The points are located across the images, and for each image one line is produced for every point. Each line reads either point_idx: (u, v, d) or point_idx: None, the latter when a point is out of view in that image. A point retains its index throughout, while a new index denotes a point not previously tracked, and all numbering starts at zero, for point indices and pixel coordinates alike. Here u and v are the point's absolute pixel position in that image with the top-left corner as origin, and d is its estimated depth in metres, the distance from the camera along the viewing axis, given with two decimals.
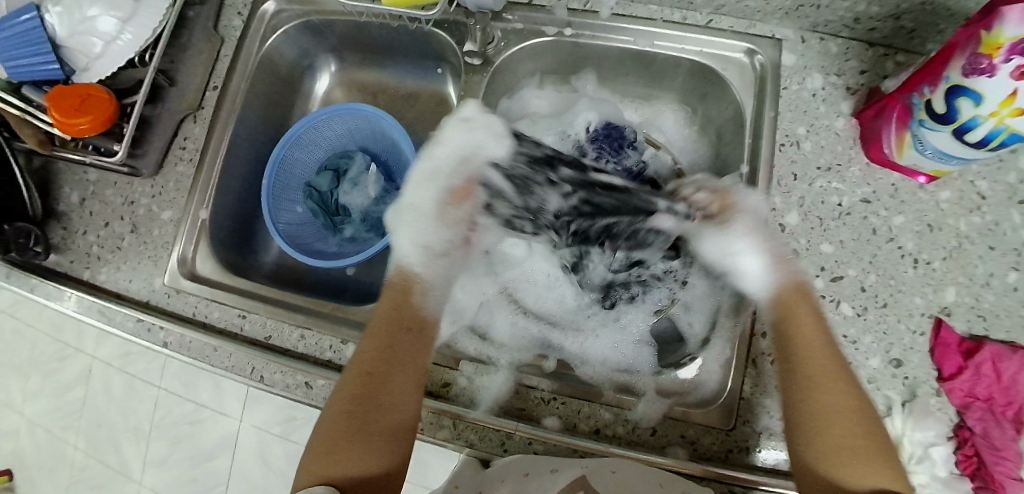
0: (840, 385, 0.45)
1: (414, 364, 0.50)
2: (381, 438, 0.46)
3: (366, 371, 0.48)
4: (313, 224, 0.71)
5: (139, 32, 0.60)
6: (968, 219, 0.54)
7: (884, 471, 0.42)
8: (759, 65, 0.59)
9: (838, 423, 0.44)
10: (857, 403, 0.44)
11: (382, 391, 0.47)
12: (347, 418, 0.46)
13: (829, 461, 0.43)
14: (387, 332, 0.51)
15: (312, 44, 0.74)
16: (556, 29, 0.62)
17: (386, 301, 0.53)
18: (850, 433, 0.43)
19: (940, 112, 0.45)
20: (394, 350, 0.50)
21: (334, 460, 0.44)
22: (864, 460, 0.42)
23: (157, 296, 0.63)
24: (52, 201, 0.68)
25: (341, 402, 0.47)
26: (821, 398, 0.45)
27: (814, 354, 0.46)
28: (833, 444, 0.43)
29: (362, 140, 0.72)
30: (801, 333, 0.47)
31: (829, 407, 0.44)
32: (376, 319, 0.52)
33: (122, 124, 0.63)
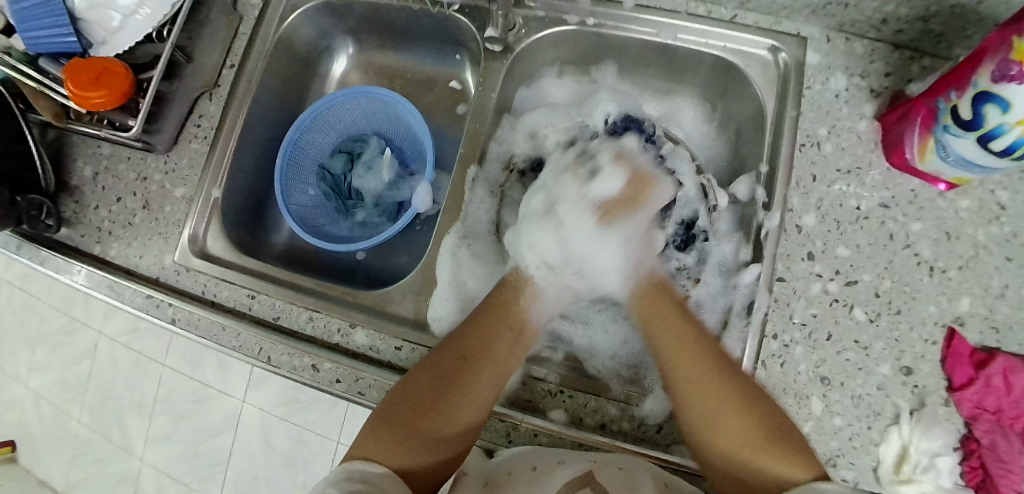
0: (702, 379, 0.46)
1: (505, 364, 0.50)
2: (451, 430, 0.46)
3: (459, 356, 0.49)
4: (324, 207, 0.71)
5: (158, 7, 0.59)
6: (986, 228, 0.54)
7: (792, 456, 0.41)
8: (782, 63, 0.58)
9: (717, 421, 0.45)
10: (743, 391, 0.45)
11: (466, 380, 0.48)
12: (430, 403, 0.46)
13: (744, 453, 0.43)
14: (489, 327, 0.51)
15: (330, 26, 0.73)
16: (577, 19, 0.61)
17: (495, 297, 0.54)
18: (738, 426, 0.44)
19: (966, 119, 0.45)
20: (489, 346, 0.50)
21: (404, 441, 0.44)
22: (771, 451, 0.42)
23: (167, 273, 0.63)
24: (66, 175, 0.68)
25: (422, 384, 0.47)
26: (692, 404, 0.46)
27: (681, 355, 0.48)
28: (729, 439, 0.44)
29: (377, 124, 0.72)
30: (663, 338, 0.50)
31: (702, 400, 0.46)
32: (478, 313, 0.53)
33: (137, 99, 0.63)
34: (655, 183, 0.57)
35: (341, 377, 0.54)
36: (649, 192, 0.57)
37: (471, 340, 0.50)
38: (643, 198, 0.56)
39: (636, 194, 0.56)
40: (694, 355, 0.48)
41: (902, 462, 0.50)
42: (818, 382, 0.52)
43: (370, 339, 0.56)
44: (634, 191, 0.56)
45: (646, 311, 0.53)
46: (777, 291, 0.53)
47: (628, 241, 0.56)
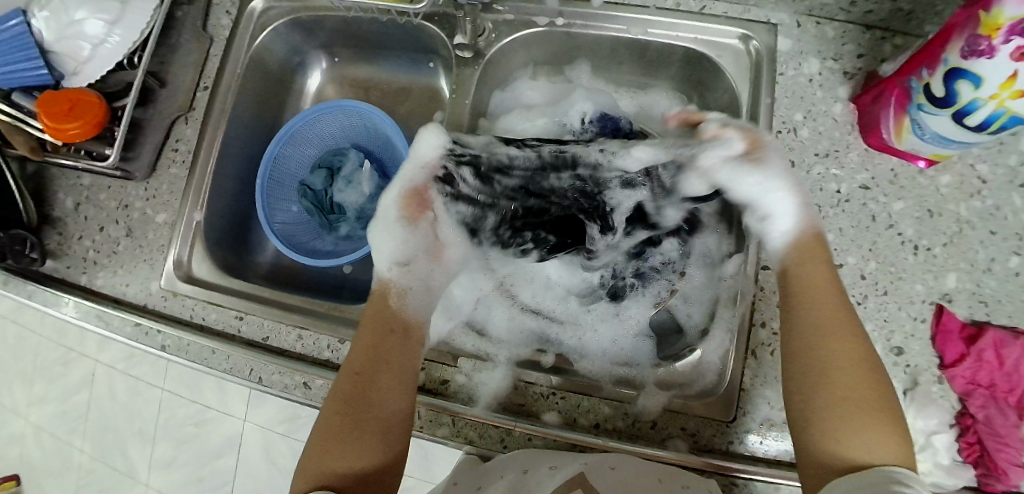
0: (850, 344, 0.43)
1: (405, 362, 0.48)
2: (376, 437, 0.45)
3: (355, 368, 0.47)
4: (307, 223, 0.71)
5: (127, 34, 0.60)
6: (968, 203, 0.54)
7: (892, 439, 0.39)
8: (754, 51, 0.58)
9: (832, 391, 0.41)
10: (869, 366, 0.42)
11: (379, 384, 0.46)
12: (343, 416, 0.45)
13: (835, 428, 0.40)
14: (374, 330, 0.49)
15: (303, 42, 0.73)
16: (547, 20, 0.61)
17: (371, 307, 0.52)
18: (843, 401, 0.41)
19: (939, 96, 0.45)
20: (382, 348, 0.48)
21: (329, 458, 0.43)
22: (856, 425, 0.40)
23: (154, 299, 0.63)
24: (47, 206, 0.68)
25: (337, 398, 0.46)
26: (823, 358, 0.43)
27: (837, 323, 0.44)
28: (829, 416, 0.41)
29: (355, 137, 0.72)
30: (810, 294, 0.45)
31: (845, 359, 0.42)
32: (363, 323, 0.51)
33: (112, 127, 0.63)
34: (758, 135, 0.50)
35: None
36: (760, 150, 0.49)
37: (364, 353, 0.48)
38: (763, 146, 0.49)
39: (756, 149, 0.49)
40: (846, 325, 0.43)
41: None
42: None
43: None
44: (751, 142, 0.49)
45: (800, 266, 0.47)
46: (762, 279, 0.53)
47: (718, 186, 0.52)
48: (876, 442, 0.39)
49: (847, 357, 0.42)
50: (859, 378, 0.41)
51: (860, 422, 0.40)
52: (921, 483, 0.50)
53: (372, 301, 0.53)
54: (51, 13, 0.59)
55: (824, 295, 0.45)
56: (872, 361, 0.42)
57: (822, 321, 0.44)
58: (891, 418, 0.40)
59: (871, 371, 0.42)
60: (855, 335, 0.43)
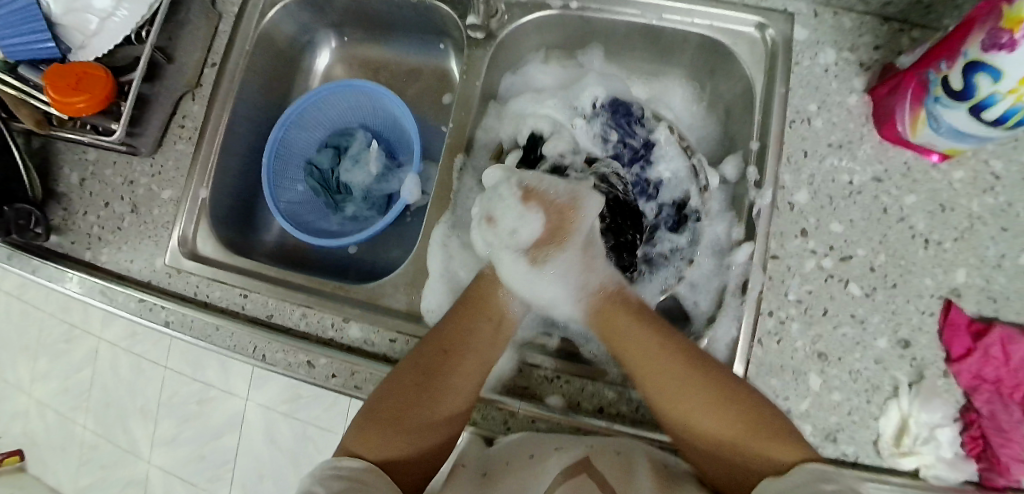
0: (669, 371, 0.46)
1: (485, 357, 0.51)
2: (439, 421, 0.47)
3: (441, 348, 0.49)
4: (313, 203, 0.70)
5: (135, 7, 0.59)
6: (981, 199, 0.53)
7: (780, 442, 0.42)
8: (770, 39, 0.57)
9: (701, 413, 0.45)
10: (720, 387, 0.45)
11: (455, 373, 0.48)
12: (414, 397, 0.47)
13: (735, 439, 0.44)
14: (470, 320, 0.51)
15: (312, 21, 0.72)
16: (561, 3, 0.61)
17: (472, 292, 0.53)
18: (729, 415, 0.44)
19: (957, 89, 0.44)
20: (472, 338, 0.50)
21: (390, 435, 0.46)
22: (756, 438, 0.42)
23: (158, 276, 0.63)
24: (52, 181, 0.68)
25: (412, 380, 0.48)
26: (661, 389, 0.46)
27: (654, 361, 0.47)
28: (708, 429, 0.45)
29: (363, 118, 0.71)
30: (624, 338, 0.49)
31: (681, 389, 0.46)
32: (456, 310, 0.52)
33: (119, 102, 0.62)
34: (575, 205, 0.50)
35: (337, 371, 0.54)
36: (572, 217, 0.50)
37: (453, 339, 0.50)
38: (571, 227, 0.50)
39: (562, 224, 0.50)
40: (657, 356, 0.47)
41: (902, 435, 0.50)
42: (814, 359, 0.51)
43: (365, 332, 0.55)
44: (558, 219, 0.49)
45: (608, 330, 0.51)
46: (771, 269, 0.53)
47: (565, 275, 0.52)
48: (772, 447, 0.42)
49: (688, 385, 0.45)
50: (704, 399, 0.45)
51: (754, 437, 0.43)
52: (923, 476, 0.49)
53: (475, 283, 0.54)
54: None
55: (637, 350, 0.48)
56: (725, 382, 0.45)
57: (643, 370, 0.47)
58: (767, 431, 0.43)
59: (715, 397, 0.44)
60: (677, 366, 0.46)
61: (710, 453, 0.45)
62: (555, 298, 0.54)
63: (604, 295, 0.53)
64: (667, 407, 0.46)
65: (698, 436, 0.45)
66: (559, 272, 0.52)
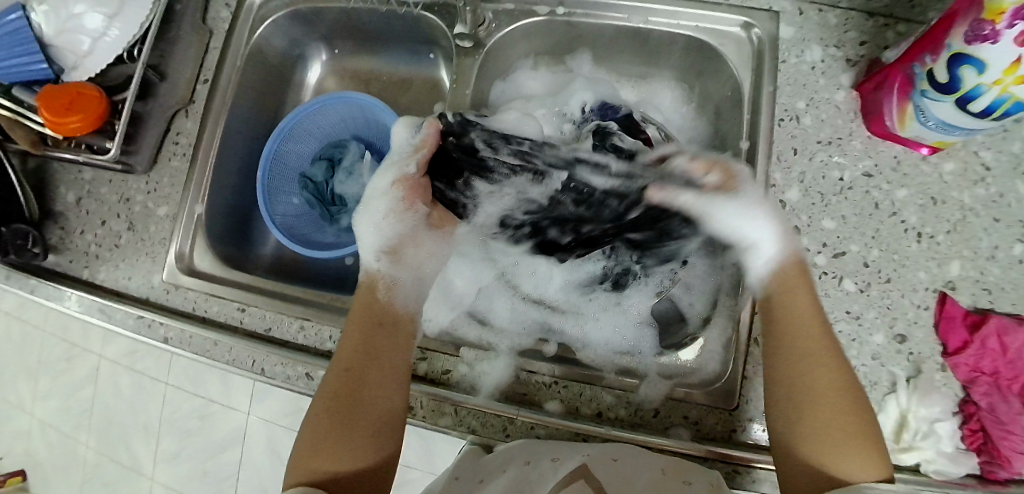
0: (834, 369, 0.44)
1: (396, 360, 0.50)
2: (376, 429, 0.47)
3: (350, 364, 0.49)
4: (309, 216, 0.71)
5: (126, 27, 0.60)
6: (972, 191, 0.53)
7: (875, 455, 0.41)
8: (756, 39, 0.58)
9: (815, 418, 0.43)
10: (854, 389, 0.44)
11: (376, 382, 0.48)
12: (343, 414, 0.46)
13: (823, 452, 0.42)
14: (367, 328, 0.51)
15: (303, 34, 0.73)
16: (548, 9, 0.61)
17: (359, 307, 0.52)
18: (849, 423, 0.43)
19: (942, 82, 0.44)
20: (376, 343, 0.50)
21: (330, 453, 0.45)
22: (853, 447, 0.42)
23: (156, 293, 0.63)
24: (49, 201, 0.68)
25: (336, 398, 0.47)
26: (807, 387, 0.44)
27: (800, 353, 0.45)
28: (812, 439, 0.43)
29: (355, 129, 0.71)
30: (789, 323, 0.46)
31: (832, 393, 0.44)
32: (350, 323, 0.51)
33: (113, 120, 0.63)
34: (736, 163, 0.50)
35: None
36: (734, 183, 0.50)
37: (353, 347, 0.49)
38: (740, 179, 0.49)
39: (725, 182, 0.50)
40: (819, 352, 0.45)
41: (901, 430, 0.50)
42: None
43: None
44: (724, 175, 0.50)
45: (787, 297, 0.47)
46: None
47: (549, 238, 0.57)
48: (852, 459, 0.41)
49: (839, 389, 0.44)
50: (844, 410, 0.43)
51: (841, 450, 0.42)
52: (924, 470, 0.49)
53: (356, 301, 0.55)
54: (51, 7, 0.59)
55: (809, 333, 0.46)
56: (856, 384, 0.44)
57: (791, 352, 0.46)
58: (868, 436, 0.42)
59: (852, 392, 0.44)
60: (828, 366, 0.44)
61: (811, 451, 0.43)
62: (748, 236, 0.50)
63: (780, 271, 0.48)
64: (791, 397, 0.45)
65: (793, 443, 0.44)
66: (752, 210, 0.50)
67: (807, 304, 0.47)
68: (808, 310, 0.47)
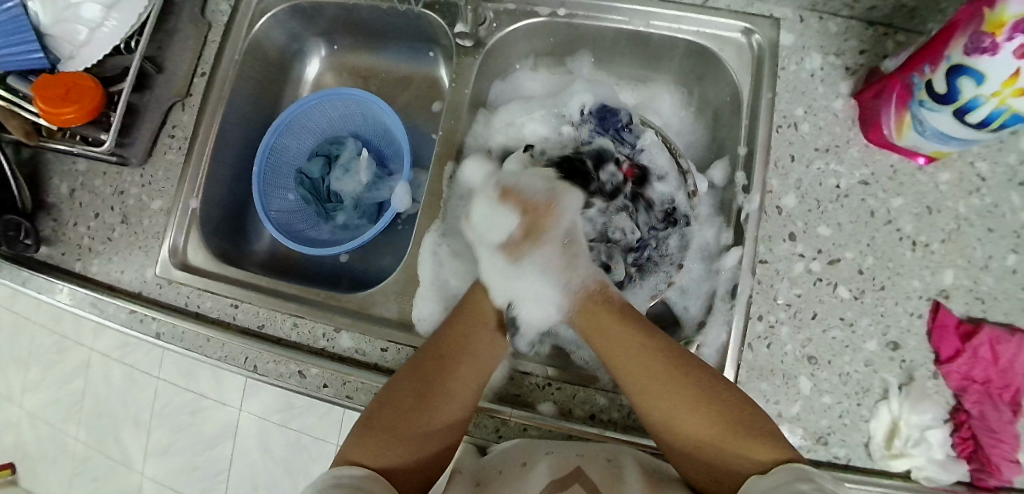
0: (677, 379, 0.45)
1: (479, 361, 0.50)
2: (436, 423, 0.47)
3: (436, 359, 0.50)
4: (304, 212, 0.70)
5: (125, 18, 0.59)
6: (967, 201, 0.54)
7: (757, 443, 0.41)
8: (757, 44, 0.58)
9: (686, 426, 0.43)
10: (704, 386, 0.44)
11: (448, 378, 0.48)
12: (408, 408, 0.47)
13: (710, 439, 0.43)
14: (462, 327, 0.52)
15: (302, 30, 0.72)
16: (549, 10, 0.61)
17: (462, 306, 0.54)
18: (708, 426, 0.43)
19: (941, 93, 0.45)
20: (464, 342, 0.51)
21: (388, 448, 0.45)
22: (734, 438, 0.42)
23: (149, 287, 0.63)
24: (42, 192, 0.67)
25: (404, 393, 0.48)
26: (658, 399, 0.45)
27: (648, 365, 0.46)
28: (692, 438, 0.43)
29: (354, 126, 0.71)
30: (623, 337, 0.48)
31: (665, 397, 0.44)
32: (446, 324, 0.52)
33: (109, 112, 0.62)
34: (552, 203, 0.55)
35: (329, 381, 0.54)
36: (548, 218, 0.55)
37: (452, 344, 0.51)
38: (546, 227, 0.55)
39: (536, 225, 0.55)
40: (667, 359, 0.46)
41: (892, 437, 0.50)
42: (805, 362, 0.51)
43: (355, 342, 0.55)
44: (534, 221, 0.55)
45: (596, 329, 0.50)
46: (760, 274, 0.53)
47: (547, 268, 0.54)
48: (743, 446, 0.41)
49: (666, 393, 0.44)
50: (692, 408, 0.43)
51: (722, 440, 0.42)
52: (914, 477, 0.49)
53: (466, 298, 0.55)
54: None
55: (625, 346, 0.47)
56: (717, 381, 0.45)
57: (630, 373, 0.46)
58: (734, 421, 0.42)
59: (699, 395, 0.44)
60: (654, 368, 0.45)
61: (698, 454, 0.43)
62: (539, 285, 0.54)
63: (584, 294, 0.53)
64: (658, 412, 0.45)
65: (679, 448, 0.44)
66: (545, 267, 0.54)
67: (615, 324, 0.49)
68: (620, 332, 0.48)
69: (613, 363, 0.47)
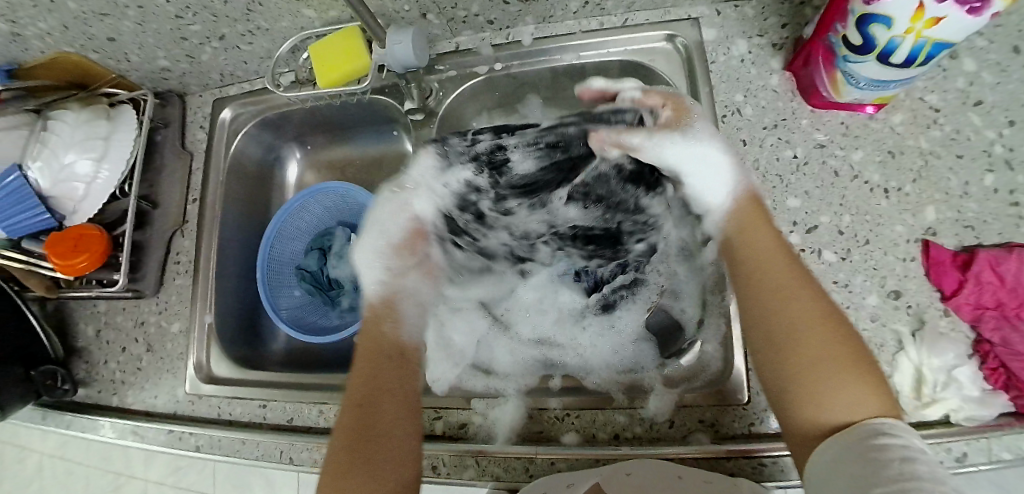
0: (813, 301, 0.42)
1: (403, 388, 0.49)
2: (385, 452, 0.44)
3: (359, 402, 0.47)
4: (312, 304, 0.74)
5: (116, 166, 0.66)
6: (927, 134, 0.55)
7: (866, 385, 0.38)
8: (683, 47, 0.61)
9: (811, 355, 0.40)
10: (834, 316, 0.42)
11: (384, 401, 0.47)
12: (350, 452, 0.44)
13: (825, 363, 0.40)
14: (373, 354, 0.51)
15: (274, 139, 0.78)
16: (485, 68, 0.66)
17: (361, 343, 0.52)
18: (829, 344, 0.40)
19: (858, 44, 0.47)
20: (385, 365, 0.50)
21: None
22: (840, 373, 0.39)
23: (182, 405, 0.66)
24: (73, 340, 0.72)
25: (342, 445, 0.44)
26: (790, 318, 0.42)
27: (785, 287, 0.43)
28: (808, 357, 0.40)
29: (340, 214, 0.76)
30: (757, 261, 0.45)
31: (802, 315, 0.42)
32: (353, 363, 0.51)
33: (116, 254, 0.68)
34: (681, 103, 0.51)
35: None
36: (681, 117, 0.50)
37: (371, 381, 0.48)
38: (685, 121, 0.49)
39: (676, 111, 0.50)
40: (778, 285, 0.43)
41: (921, 385, 0.49)
42: None
43: None
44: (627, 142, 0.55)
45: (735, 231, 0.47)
46: None
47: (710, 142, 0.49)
48: (853, 396, 0.38)
49: (805, 316, 0.42)
50: (819, 329, 0.41)
51: (838, 379, 0.39)
52: (955, 421, 0.49)
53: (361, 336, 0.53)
54: (44, 162, 0.63)
55: (776, 264, 0.44)
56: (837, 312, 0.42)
57: (777, 282, 0.43)
58: (859, 367, 0.39)
59: (829, 319, 0.41)
60: (804, 289, 0.43)
61: (829, 390, 0.39)
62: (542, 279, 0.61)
63: (738, 206, 0.48)
64: (787, 349, 0.41)
65: (804, 411, 0.39)
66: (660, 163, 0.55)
67: (762, 237, 0.46)
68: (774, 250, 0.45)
69: (754, 263, 0.45)
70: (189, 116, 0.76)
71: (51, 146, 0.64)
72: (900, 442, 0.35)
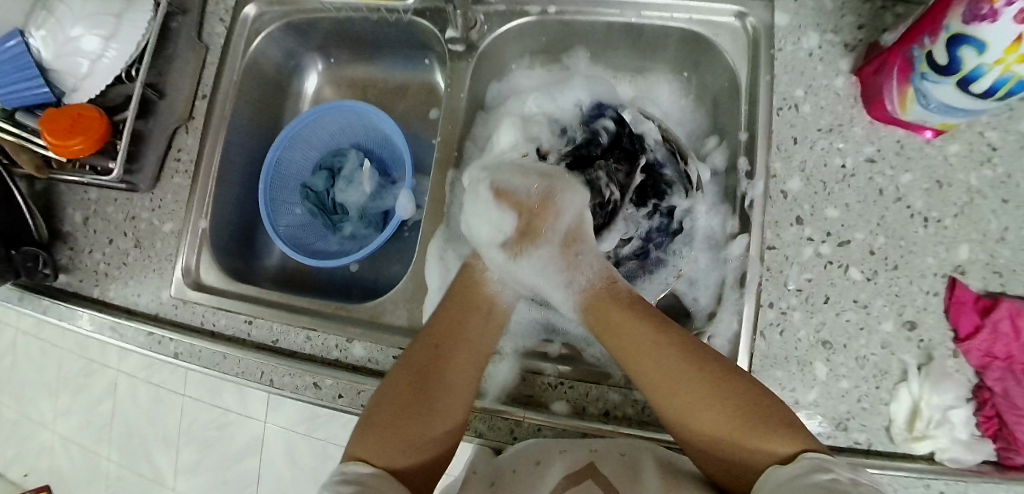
0: (677, 364, 0.44)
1: (480, 343, 0.51)
2: (448, 388, 0.47)
3: (434, 345, 0.49)
4: (312, 225, 0.71)
5: (124, 47, 0.60)
6: (979, 172, 0.52)
7: (773, 434, 0.40)
8: (751, 28, 0.57)
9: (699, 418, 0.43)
10: (716, 373, 0.43)
11: (456, 360, 0.49)
12: (413, 390, 0.47)
13: (722, 435, 0.42)
14: (462, 311, 0.52)
15: (298, 46, 0.73)
16: (538, 9, 0.61)
17: (456, 295, 0.53)
18: (697, 405, 0.43)
19: (942, 64, 0.43)
20: (471, 320, 0.51)
21: (405, 424, 0.45)
22: (753, 431, 0.41)
23: (165, 308, 0.64)
24: (59, 221, 0.69)
25: (400, 389, 0.47)
26: (660, 364, 0.45)
27: (656, 348, 0.45)
28: (698, 421, 0.43)
29: (354, 136, 0.72)
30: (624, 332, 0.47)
31: (664, 382, 0.44)
32: (443, 306, 0.52)
33: (114, 141, 0.64)
34: (558, 192, 0.54)
35: (343, 391, 0.55)
36: (546, 218, 0.53)
37: (444, 326, 0.50)
38: (544, 226, 0.53)
39: (534, 224, 0.53)
40: (656, 351, 0.45)
41: (914, 418, 0.49)
42: (820, 347, 0.51)
43: (368, 351, 0.56)
44: (529, 222, 0.53)
45: (603, 316, 0.50)
46: (768, 260, 0.52)
47: (546, 262, 0.53)
48: (766, 438, 0.40)
49: (669, 384, 0.44)
50: (697, 388, 0.43)
51: (745, 433, 0.41)
52: (939, 459, 0.48)
53: (454, 285, 0.54)
54: (48, 31, 0.58)
55: (646, 352, 0.46)
56: (719, 369, 0.44)
57: (624, 348, 0.47)
58: (747, 419, 0.41)
59: (714, 378, 0.43)
60: (676, 358, 0.45)
61: (710, 438, 0.42)
62: (541, 286, 0.53)
63: (593, 293, 0.51)
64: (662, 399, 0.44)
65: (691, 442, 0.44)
66: (541, 262, 0.52)
67: (625, 331, 0.47)
68: (646, 332, 0.47)
69: (629, 358, 0.47)
70: (209, 6, 0.70)
71: (58, 16, 0.58)
72: (831, 474, 0.36)
